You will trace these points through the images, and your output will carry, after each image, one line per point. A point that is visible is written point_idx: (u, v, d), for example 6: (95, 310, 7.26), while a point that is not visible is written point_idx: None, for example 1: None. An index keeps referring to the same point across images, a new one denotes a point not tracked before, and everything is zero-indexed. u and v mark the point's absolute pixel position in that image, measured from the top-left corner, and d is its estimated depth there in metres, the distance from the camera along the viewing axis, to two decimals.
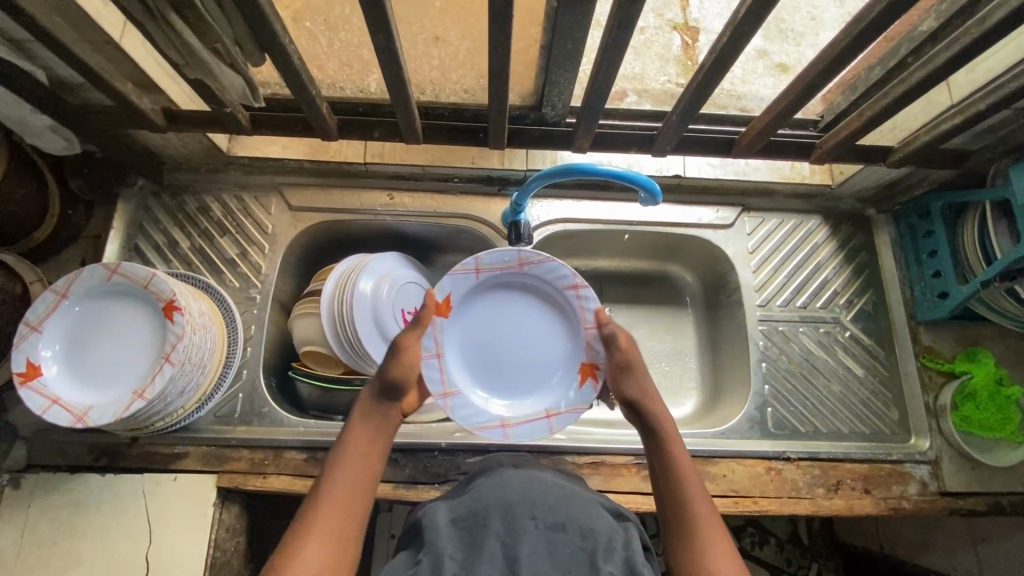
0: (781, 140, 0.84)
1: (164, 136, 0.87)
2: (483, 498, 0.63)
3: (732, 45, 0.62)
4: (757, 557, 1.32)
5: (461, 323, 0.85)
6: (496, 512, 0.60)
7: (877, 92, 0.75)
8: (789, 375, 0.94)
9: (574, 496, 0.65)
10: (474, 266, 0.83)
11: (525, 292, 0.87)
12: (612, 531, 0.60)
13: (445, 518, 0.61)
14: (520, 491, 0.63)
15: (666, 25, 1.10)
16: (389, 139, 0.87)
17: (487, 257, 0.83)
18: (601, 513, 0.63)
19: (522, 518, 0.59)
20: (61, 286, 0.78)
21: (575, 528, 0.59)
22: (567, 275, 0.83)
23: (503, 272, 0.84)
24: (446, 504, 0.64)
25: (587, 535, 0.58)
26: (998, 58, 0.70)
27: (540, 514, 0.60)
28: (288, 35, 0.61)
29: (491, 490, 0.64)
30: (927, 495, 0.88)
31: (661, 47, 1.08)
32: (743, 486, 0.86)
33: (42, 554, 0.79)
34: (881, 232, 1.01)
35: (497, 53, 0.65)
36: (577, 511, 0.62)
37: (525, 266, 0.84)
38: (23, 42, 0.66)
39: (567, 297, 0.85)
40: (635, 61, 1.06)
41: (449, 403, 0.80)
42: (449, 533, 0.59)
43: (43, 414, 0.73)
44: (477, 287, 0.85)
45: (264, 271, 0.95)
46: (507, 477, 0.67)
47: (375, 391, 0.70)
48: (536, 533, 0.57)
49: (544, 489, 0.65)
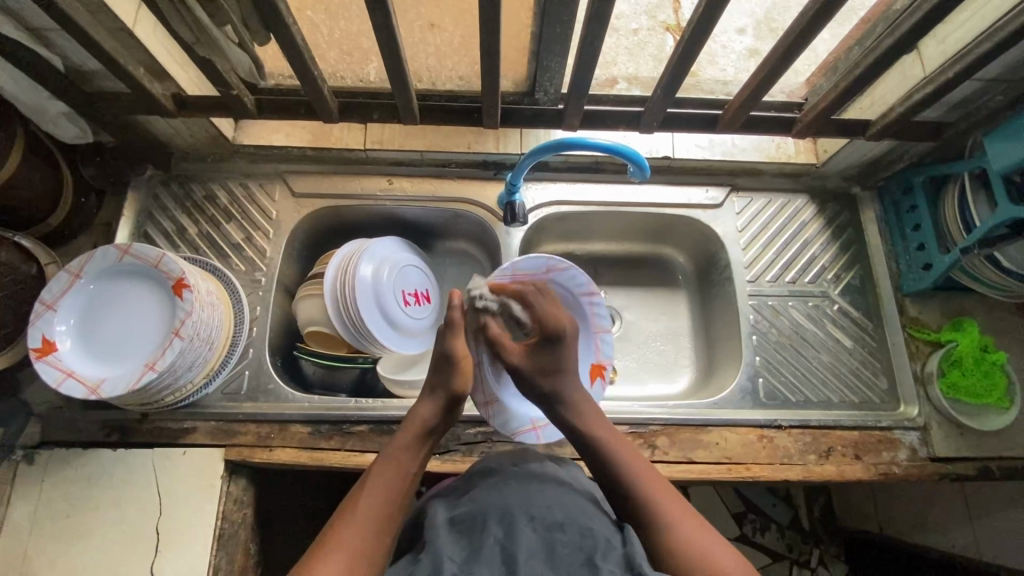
0: (762, 116, 0.88)
1: (172, 125, 0.91)
2: (481, 500, 0.65)
3: (709, 16, 0.66)
4: (758, 544, 1.33)
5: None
6: (493, 514, 0.62)
7: (854, 66, 0.79)
8: (779, 347, 0.97)
9: (571, 496, 0.67)
10: (510, 272, 0.85)
11: None
12: (611, 531, 0.62)
13: (443, 520, 0.63)
14: (518, 493, 0.65)
15: (659, 26, 1.13)
16: (387, 121, 0.87)
17: (521, 266, 0.85)
18: (600, 513, 0.65)
19: (520, 520, 0.61)
20: (75, 267, 0.81)
21: (574, 527, 0.61)
22: (584, 283, 0.89)
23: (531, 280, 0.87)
24: (445, 506, 0.67)
25: (586, 534, 0.60)
26: (964, 29, 0.73)
27: (538, 514, 0.62)
28: (291, 15, 0.65)
29: (490, 491, 0.66)
30: (917, 460, 0.90)
31: (654, 48, 1.11)
32: (735, 453, 0.89)
33: (55, 526, 0.82)
34: (866, 209, 1.04)
35: (489, 34, 0.69)
36: (578, 512, 0.63)
37: (550, 273, 0.88)
38: (42, 29, 0.70)
39: (582, 303, 0.91)
40: (629, 61, 1.09)
41: (489, 413, 0.86)
42: (449, 534, 0.61)
43: (57, 386, 0.76)
44: None
45: (269, 255, 0.98)
46: (505, 480, 0.68)
47: (436, 406, 0.74)
48: (535, 534, 0.59)
49: (545, 489, 0.66)
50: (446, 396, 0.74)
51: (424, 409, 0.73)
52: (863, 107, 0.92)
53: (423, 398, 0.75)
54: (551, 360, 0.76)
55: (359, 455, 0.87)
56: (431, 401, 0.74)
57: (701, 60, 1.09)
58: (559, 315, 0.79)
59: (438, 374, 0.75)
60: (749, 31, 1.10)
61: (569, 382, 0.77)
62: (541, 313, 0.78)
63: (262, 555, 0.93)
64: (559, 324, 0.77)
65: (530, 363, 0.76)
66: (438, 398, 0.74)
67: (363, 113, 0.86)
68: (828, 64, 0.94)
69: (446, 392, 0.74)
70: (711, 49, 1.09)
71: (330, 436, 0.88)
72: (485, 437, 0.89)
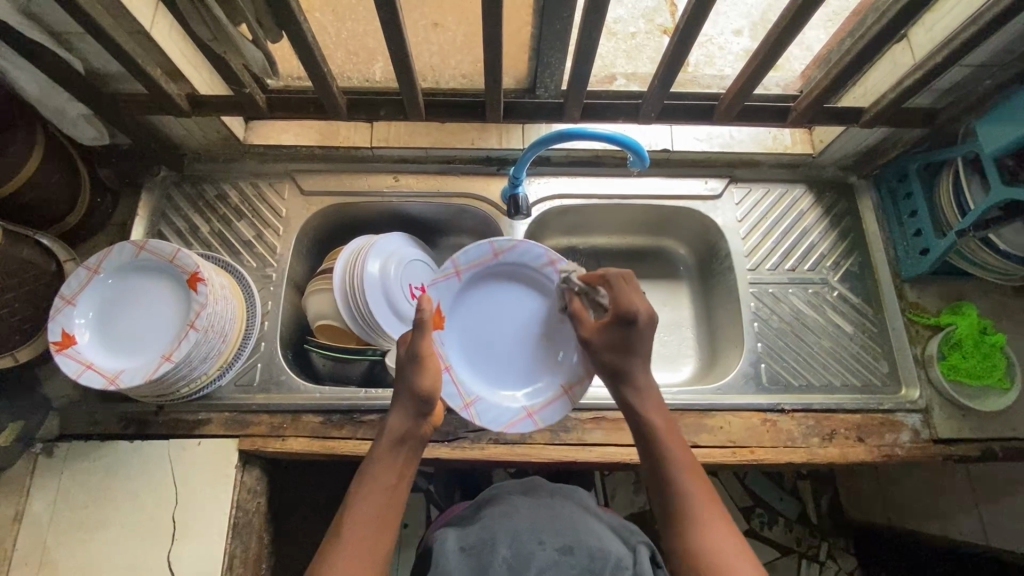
0: (757, 106, 0.91)
1: (186, 126, 0.94)
2: (490, 525, 0.74)
3: (702, 6, 0.69)
4: (765, 537, 1.32)
5: (455, 325, 0.87)
6: (504, 538, 0.72)
7: (846, 55, 0.82)
8: (781, 333, 0.99)
9: (579, 519, 0.76)
10: (453, 269, 0.85)
11: (506, 277, 0.89)
12: (620, 551, 0.72)
13: (455, 546, 0.72)
14: (527, 519, 0.75)
15: (656, 29, 1.16)
16: (393, 118, 0.90)
17: (462, 256, 0.85)
18: (606, 534, 0.75)
19: (531, 545, 0.71)
20: (93, 263, 0.84)
21: (584, 550, 0.71)
22: (540, 253, 0.87)
23: (479, 266, 0.87)
24: (456, 531, 0.75)
25: (596, 556, 0.70)
26: (951, 16, 0.76)
27: (548, 539, 0.72)
28: (303, 14, 0.68)
29: (500, 516, 0.75)
30: (919, 442, 0.92)
31: (653, 50, 1.14)
32: (739, 436, 0.90)
33: (74, 516, 0.84)
34: (864, 197, 1.06)
35: (493, 32, 0.71)
36: (587, 535, 0.73)
37: (500, 254, 0.88)
38: (65, 33, 0.74)
39: (547, 275, 0.89)
40: (628, 63, 1.12)
41: (472, 413, 0.83)
42: (461, 558, 0.70)
43: (77, 378, 0.78)
44: (460, 290, 0.87)
45: (279, 252, 1.00)
46: (514, 506, 0.77)
47: (407, 413, 0.73)
48: (545, 556, 0.69)
49: (552, 515, 0.76)
50: (412, 398, 0.73)
51: (396, 417, 0.73)
52: (856, 96, 0.94)
53: (394, 403, 0.75)
54: (620, 340, 0.76)
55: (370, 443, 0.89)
56: (402, 409, 0.73)
57: (698, 60, 1.11)
58: (641, 301, 0.76)
59: (404, 377, 0.74)
60: (746, 32, 1.13)
61: (638, 365, 0.76)
62: (618, 298, 0.76)
63: (274, 546, 0.94)
64: (630, 307, 0.74)
65: (600, 339, 0.78)
66: (405, 405, 0.73)
67: (371, 110, 0.89)
68: (821, 56, 0.97)
69: (412, 398, 0.73)
70: (708, 50, 1.12)
71: (341, 425, 0.90)
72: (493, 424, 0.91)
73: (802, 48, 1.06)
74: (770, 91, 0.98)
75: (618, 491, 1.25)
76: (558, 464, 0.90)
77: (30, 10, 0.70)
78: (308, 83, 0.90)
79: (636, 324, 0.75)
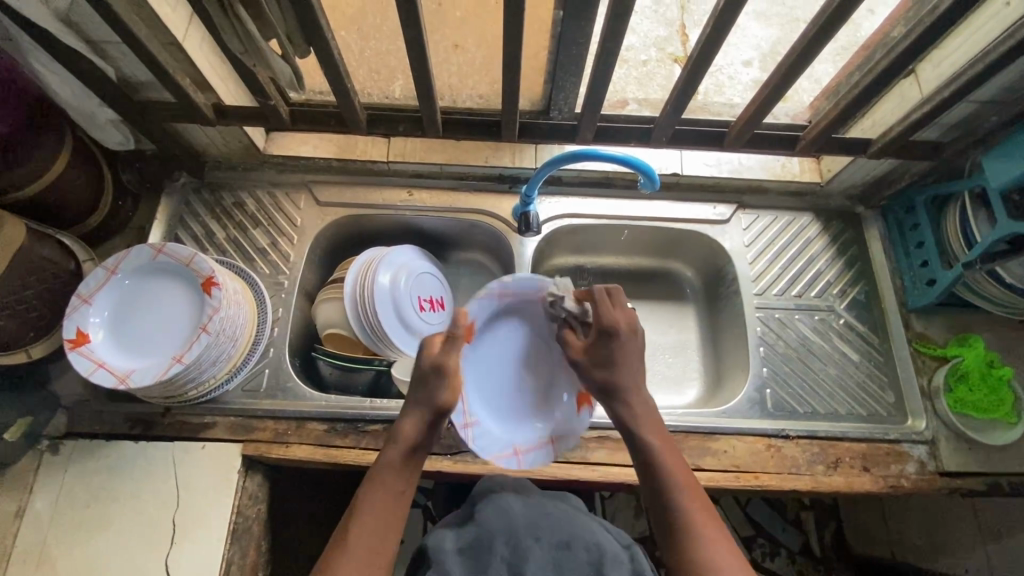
0: (766, 133, 0.93)
1: (209, 134, 0.97)
2: (484, 520, 0.73)
3: (715, 34, 0.71)
4: (767, 569, 1.29)
5: (479, 352, 0.84)
6: (501, 536, 0.71)
7: (854, 88, 0.84)
8: (786, 359, 0.99)
9: (577, 514, 0.76)
10: (497, 290, 0.82)
11: (523, 314, 0.87)
12: (616, 546, 0.72)
13: (452, 546, 0.71)
14: (523, 514, 0.74)
15: (667, 58, 1.19)
16: (411, 133, 0.92)
17: (512, 283, 0.83)
18: (602, 529, 0.75)
19: (527, 541, 0.70)
20: (111, 264, 0.86)
21: (580, 544, 0.71)
22: (576, 306, 0.85)
23: (518, 300, 0.86)
24: (452, 530, 0.74)
25: (592, 549, 0.70)
26: (958, 55, 0.78)
27: (544, 535, 0.72)
28: (331, 30, 0.71)
29: (493, 511, 0.74)
30: (926, 474, 0.91)
31: (663, 78, 1.16)
32: (743, 461, 0.90)
33: (74, 515, 0.84)
34: (870, 227, 1.07)
35: (512, 56, 0.74)
36: (582, 529, 0.73)
37: (544, 296, 0.86)
38: (100, 42, 0.77)
39: None
40: (639, 89, 1.14)
41: (467, 434, 0.80)
42: (459, 560, 0.70)
43: (89, 376, 0.79)
44: (495, 311, 0.85)
45: (292, 260, 1.02)
46: (507, 502, 0.76)
47: (422, 423, 0.71)
48: (542, 552, 0.69)
49: (545, 509, 0.76)
50: (430, 412, 0.71)
51: (408, 424, 0.72)
52: (864, 128, 0.96)
53: (407, 410, 0.72)
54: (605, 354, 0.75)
55: (373, 453, 0.89)
56: (414, 416, 0.72)
57: (708, 89, 1.14)
58: (617, 316, 0.76)
59: (426, 389, 0.72)
60: (756, 63, 1.16)
61: (622, 378, 0.74)
62: (605, 313, 0.76)
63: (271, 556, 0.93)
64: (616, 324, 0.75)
65: (588, 359, 0.77)
66: (420, 416, 0.71)
67: (389, 125, 0.91)
68: (830, 88, 0.99)
69: (433, 409, 0.71)
70: (719, 80, 1.15)
71: (345, 434, 0.90)
72: None
73: (811, 81, 1.08)
74: (778, 121, 1.00)
75: (618, 514, 1.24)
76: (561, 482, 0.89)
77: (70, 19, 0.74)
78: (330, 98, 0.94)
79: (623, 340, 0.75)
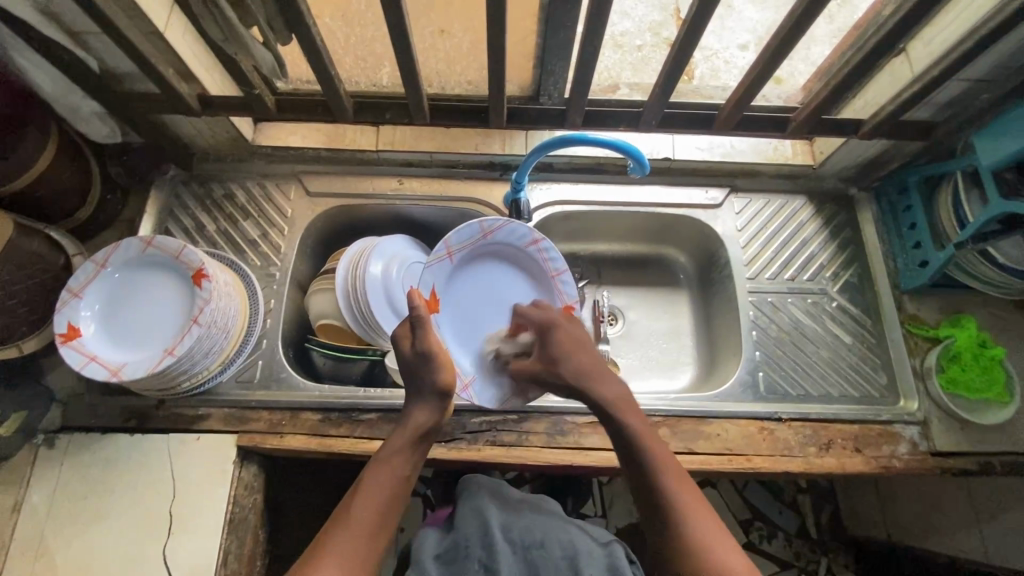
0: (756, 116, 0.92)
1: (196, 125, 0.96)
2: (461, 527, 0.79)
3: (701, 13, 0.70)
4: (765, 552, 1.30)
5: (449, 310, 0.89)
6: (477, 539, 0.77)
7: (845, 67, 0.83)
8: (778, 342, 0.99)
9: (550, 514, 0.82)
10: (445, 251, 0.87)
11: (485, 258, 0.92)
12: (586, 541, 0.78)
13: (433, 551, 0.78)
14: (497, 519, 0.79)
15: (662, 42, 1.17)
16: (399, 120, 0.91)
17: (454, 238, 0.87)
18: (575, 524, 0.80)
19: (500, 543, 0.76)
20: (100, 257, 0.86)
21: (552, 542, 0.77)
22: (526, 233, 0.91)
23: (470, 247, 0.90)
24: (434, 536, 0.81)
25: (565, 547, 0.77)
26: (948, 32, 0.77)
27: (518, 536, 0.78)
28: (312, 16, 0.70)
29: (470, 516, 0.80)
30: (917, 454, 0.92)
31: (657, 63, 1.15)
32: (736, 444, 0.90)
33: (72, 507, 0.85)
34: (864, 209, 1.07)
35: (496, 40, 0.73)
36: (555, 529, 0.79)
37: (489, 235, 0.90)
38: (81, 31, 0.76)
39: (530, 252, 0.93)
40: (634, 74, 1.13)
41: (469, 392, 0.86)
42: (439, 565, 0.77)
43: (80, 369, 0.79)
44: (454, 269, 0.90)
45: (283, 251, 1.01)
46: (483, 504, 0.82)
47: (432, 411, 0.74)
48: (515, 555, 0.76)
49: (520, 513, 0.81)
50: (440, 398, 0.75)
51: (419, 413, 0.74)
52: (856, 109, 0.96)
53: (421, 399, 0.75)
54: (553, 349, 0.80)
55: (367, 442, 0.89)
56: (427, 406, 0.75)
57: (703, 74, 1.13)
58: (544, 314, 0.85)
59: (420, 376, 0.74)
60: (752, 46, 1.14)
61: (576, 357, 0.79)
62: (534, 321, 0.84)
63: (268, 545, 0.94)
64: (547, 318, 0.83)
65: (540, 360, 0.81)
66: (427, 405, 0.74)
67: (377, 113, 0.91)
68: (823, 69, 0.98)
69: (438, 394, 0.75)
70: (713, 65, 1.13)
71: (339, 423, 0.91)
72: (489, 425, 0.91)
73: (804, 64, 1.07)
74: (772, 103, 0.99)
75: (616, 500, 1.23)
76: (554, 467, 0.90)
77: (50, 10, 0.73)
78: (316, 87, 0.93)
79: (559, 330, 0.82)
